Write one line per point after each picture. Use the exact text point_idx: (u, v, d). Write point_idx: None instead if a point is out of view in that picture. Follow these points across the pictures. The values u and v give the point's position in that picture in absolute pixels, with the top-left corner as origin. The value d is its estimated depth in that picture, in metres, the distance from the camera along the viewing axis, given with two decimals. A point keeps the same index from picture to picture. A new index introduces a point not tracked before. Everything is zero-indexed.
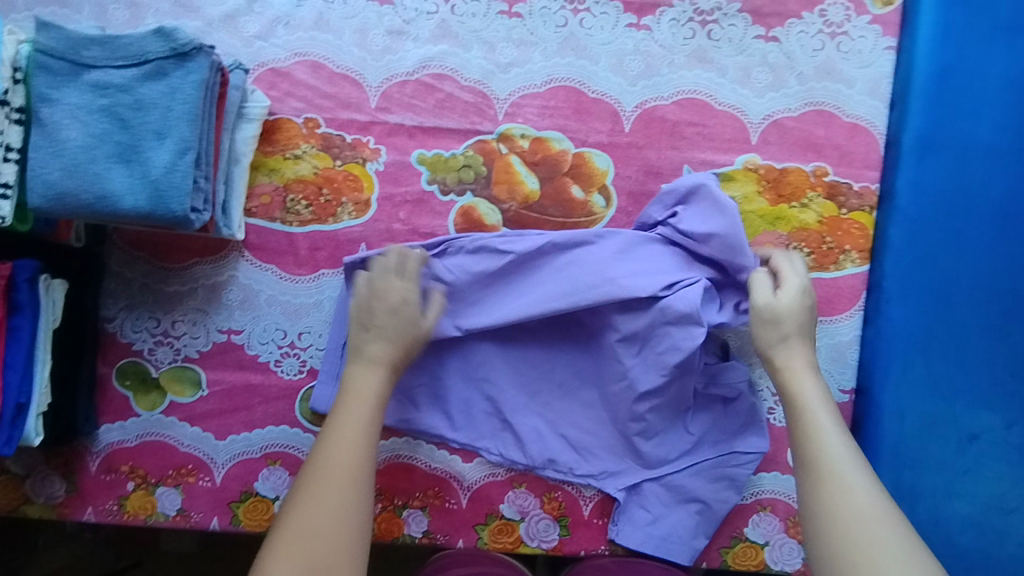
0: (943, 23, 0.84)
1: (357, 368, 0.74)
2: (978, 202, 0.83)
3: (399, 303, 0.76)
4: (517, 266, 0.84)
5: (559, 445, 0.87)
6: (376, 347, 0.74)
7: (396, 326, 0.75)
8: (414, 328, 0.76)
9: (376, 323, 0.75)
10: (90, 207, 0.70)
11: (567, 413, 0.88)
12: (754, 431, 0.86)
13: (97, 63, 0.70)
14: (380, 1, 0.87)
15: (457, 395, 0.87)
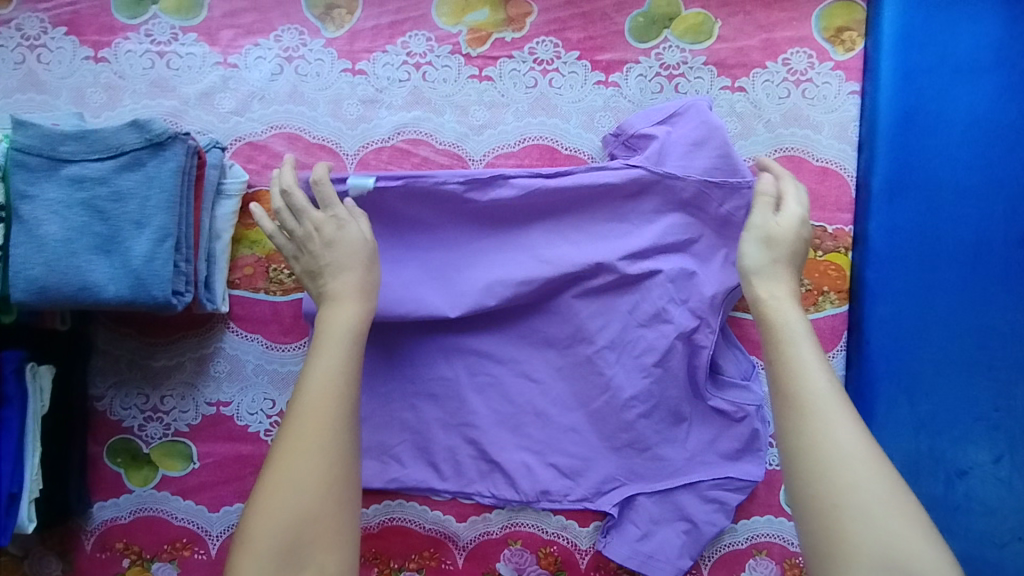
0: (905, 69, 0.85)
1: (326, 308, 0.68)
2: (950, 241, 0.85)
3: (335, 234, 0.70)
4: (478, 211, 0.82)
5: (549, 474, 0.86)
6: (336, 282, 0.69)
7: (343, 253, 0.70)
8: (360, 248, 0.70)
9: (323, 261, 0.70)
10: (72, 298, 0.71)
11: (554, 440, 0.85)
12: (749, 457, 0.85)
13: (74, 157, 0.71)
14: (353, 72, 0.88)
15: (441, 445, 0.86)
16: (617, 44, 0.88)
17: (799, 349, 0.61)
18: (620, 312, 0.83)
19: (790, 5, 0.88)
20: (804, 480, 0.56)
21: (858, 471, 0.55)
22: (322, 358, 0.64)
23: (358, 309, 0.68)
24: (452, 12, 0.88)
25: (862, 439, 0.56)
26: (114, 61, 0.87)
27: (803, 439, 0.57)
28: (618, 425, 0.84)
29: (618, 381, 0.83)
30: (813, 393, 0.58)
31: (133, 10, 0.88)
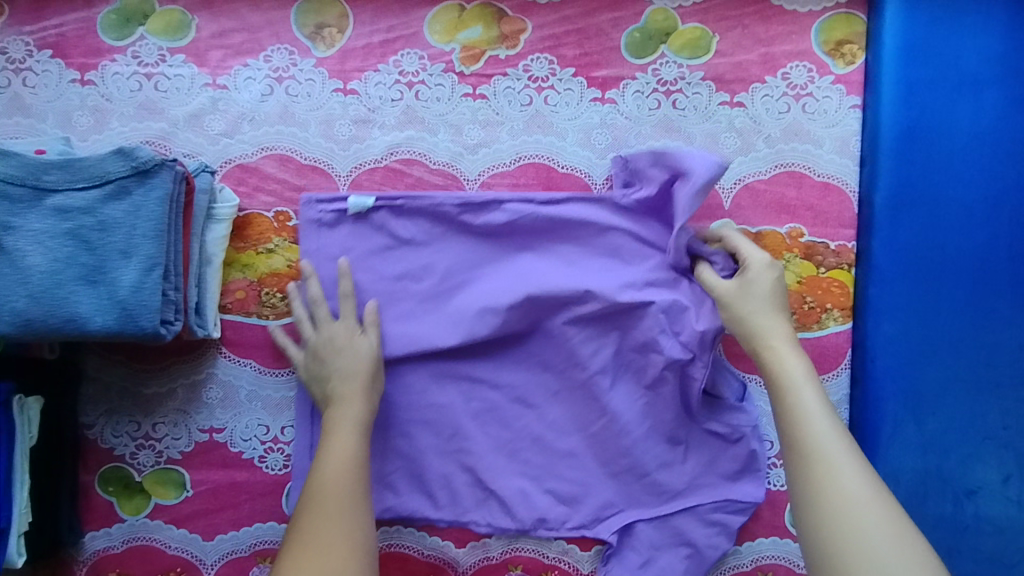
0: (907, 82, 0.84)
1: (334, 410, 0.76)
2: (955, 258, 0.83)
3: (344, 343, 0.79)
4: (471, 235, 0.84)
5: (546, 501, 0.84)
6: (341, 387, 0.77)
7: (348, 361, 0.79)
8: (364, 354, 0.79)
9: (330, 367, 0.79)
10: (58, 330, 0.69)
11: (551, 466, 0.84)
12: (748, 478, 0.84)
13: (59, 187, 0.69)
14: (344, 92, 0.86)
15: (436, 472, 0.84)
16: (613, 60, 0.87)
17: (801, 400, 0.65)
18: (612, 339, 0.82)
19: (790, 18, 0.87)
20: (809, 531, 0.58)
21: (860, 512, 0.57)
22: (340, 435, 0.74)
23: (370, 400, 0.78)
24: (445, 30, 0.87)
25: (861, 479, 0.59)
26: (101, 84, 0.86)
27: (805, 490, 0.60)
28: (616, 450, 0.84)
29: (614, 407, 0.83)
30: (814, 444, 0.62)
31: (120, 31, 0.86)
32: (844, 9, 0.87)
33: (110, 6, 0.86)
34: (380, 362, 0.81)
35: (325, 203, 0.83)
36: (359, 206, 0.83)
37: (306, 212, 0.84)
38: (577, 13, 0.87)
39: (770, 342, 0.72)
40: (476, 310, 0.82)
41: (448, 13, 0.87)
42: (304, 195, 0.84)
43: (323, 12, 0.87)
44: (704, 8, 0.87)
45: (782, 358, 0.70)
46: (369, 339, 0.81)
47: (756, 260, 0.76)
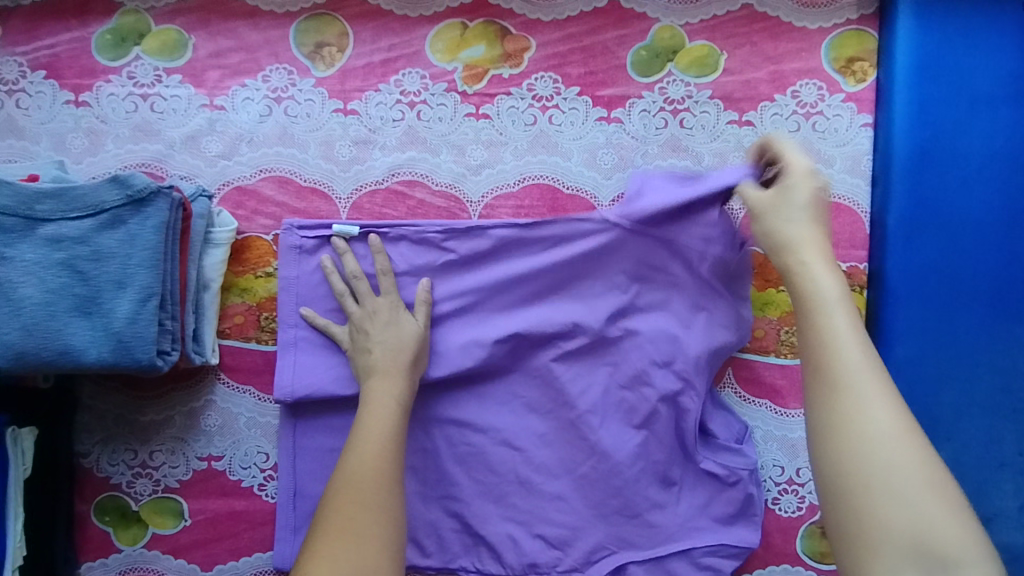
0: (920, 101, 0.82)
1: (374, 381, 0.73)
2: (970, 280, 0.81)
3: (389, 318, 0.77)
4: (458, 265, 0.81)
5: (537, 546, 0.82)
6: (384, 359, 0.74)
7: (394, 336, 0.76)
8: (410, 333, 0.76)
9: (375, 339, 0.76)
10: (52, 363, 0.67)
11: (538, 510, 0.82)
12: (744, 520, 0.82)
13: (51, 217, 0.67)
14: (344, 112, 0.85)
15: (423, 518, 0.83)
16: (619, 78, 0.85)
17: (830, 319, 0.55)
18: (602, 375, 0.82)
19: (800, 35, 0.85)
20: (826, 465, 0.50)
21: (887, 449, 0.48)
22: (375, 414, 0.69)
23: (405, 371, 0.74)
24: (446, 49, 0.85)
25: (891, 410, 0.50)
26: (96, 105, 0.84)
27: (826, 422, 0.51)
28: (608, 490, 0.81)
29: (606, 444, 0.81)
30: (843, 370, 0.52)
31: (115, 52, 0.84)
32: (855, 25, 0.85)
33: (105, 26, 0.85)
34: (425, 340, 0.78)
35: (306, 230, 0.81)
36: (344, 233, 0.80)
37: (286, 238, 0.81)
38: (582, 31, 0.85)
39: (800, 252, 0.61)
40: (478, 336, 0.80)
41: (450, 31, 0.85)
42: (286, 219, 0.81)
43: (322, 30, 0.85)
44: (712, 26, 0.85)
45: (809, 271, 0.59)
46: (418, 321, 0.78)
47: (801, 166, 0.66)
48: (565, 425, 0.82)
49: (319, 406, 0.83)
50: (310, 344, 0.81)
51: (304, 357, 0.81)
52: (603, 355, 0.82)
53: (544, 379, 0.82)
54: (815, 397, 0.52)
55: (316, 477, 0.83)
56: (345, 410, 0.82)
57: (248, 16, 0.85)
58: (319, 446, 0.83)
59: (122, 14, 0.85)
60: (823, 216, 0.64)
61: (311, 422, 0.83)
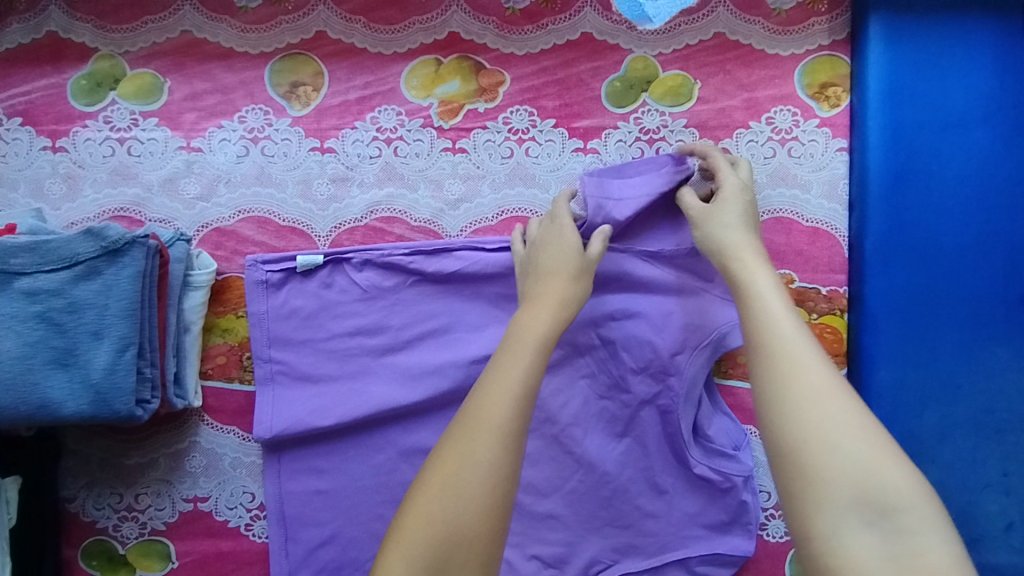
0: (893, 125, 0.82)
1: (528, 308, 0.67)
2: (949, 301, 0.82)
3: (557, 238, 0.74)
4: (427, 282, 0.82)
5: (532, 567, 0.82)
6: (547, 286, 0.70)
7: (557, 257, 0.72)
8: (582, 258, 0.73)
9: (540, 264, 0.73)
10: (30, 417, 0.67)
11: (531, 531, 0.82)
12: (738, 530, 0.82)
13: (26, 270, 0.68)
14: (321, 150, 0.85)
15: None
16: (594, 110, 0.85)
17: (764, 307, 0.60)
18: (581, 388, 0.83)
19: (772, 62, 0.85)
20: (771, 431, 0.51)
21: (823, 407, 0.50)
22: (516, 348, 0.60)
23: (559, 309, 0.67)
24: (422, 85, 0.85)
25: (826, 375, 0.52)
26: (72, 150, 0.84)
27: (771, 392, 0.52)
28: (597, 502, 0.82)
29: (591, 454, 0.82)
30: (785, 350, 0.54)
31: (91, 97, 0.85)
32: (827, 51, 0.85)
33: (80, 72, 0.85)
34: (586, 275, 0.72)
35: (271, 264, 0.82)
36: (308, 264, 0.81)
37: (251, 274, 0.82)
38: (556, 64, 0.85)
39: (740, 259, 0.68)
40: (461, 369, 0.80)
41: (425, 67, 0.85)
42: (248, 257, 0.81)
43: (297, 70, 0.85)
44: (685, 55, 0.85)
45: (749, 271, 0.65)
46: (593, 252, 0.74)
47: (731, 182, 0.75)
48: (548, 440, 0.83)
49: (302, 444, 0.83)
50: (287, 380, 0.82)
51: (286, 393, 0.82)
52: (578, 369, 0.83)
53: None
54: (758, 368, 0.55)
55: (303, 515, 0.82)
56: (328, 445, 0.82)
57: (222, 58, 0.85)
58: (305, 484, 0.82)
59: (97, 59, 0.85)
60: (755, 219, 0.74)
61: (295, 458, 0.83)
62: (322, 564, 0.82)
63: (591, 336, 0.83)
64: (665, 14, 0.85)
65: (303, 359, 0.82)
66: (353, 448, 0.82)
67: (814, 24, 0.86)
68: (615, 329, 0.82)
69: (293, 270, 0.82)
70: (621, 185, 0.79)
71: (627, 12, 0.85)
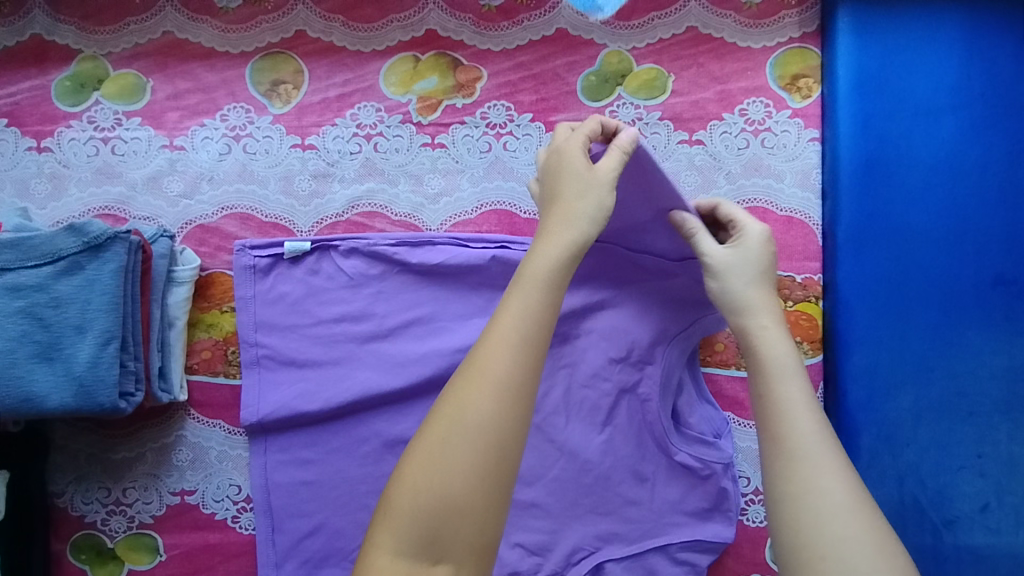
0: (863, 115, 0.83)
1: (535, 247, 0.59)
2: (921, 288, 0.83)
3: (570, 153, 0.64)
4: (411, 272, 0.83)
5: (517, 554, 0.83)
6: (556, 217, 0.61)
7: (571, 178, 0.63)
8: (590, 174, 0.63)
9: (552, 187, 0.63)
10: (15, 409, 0.69)
11: (515, 519, 0.83)
12: (719, 516, 0.83)
13: (10, 266, 0.69)
14: (302, 147, 0.86)
15: None
16: (570, 103, 0.87)
17: (785, 387, 0.57)
18: (562, 377, 0.84)
19: (744, 54, 0.87)
20: (787, 539, 0.51)
21: (843, 522, 0.50)
22: (517, 297, 0.55)
23: (571, 240, 0.59)
24: (400, 81, 0.87)
25: (845, 485, 0.52)
26: (57, 150, 0.86)
27: (793, 500, 0.52)
28: (580, 490, 0.83)
29: (574, 443, 0.83)
30: (805, 454, 0.53)
31: (75, 97, 0.86)
32: (798, 43, 0.87)
33: (64, 73, 0.87)
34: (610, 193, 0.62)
35: (259, 250, 0.83)
36: (296, 250, 0.82)
37: (239, 258, 0.83)
38: (532, 59, 0.87)
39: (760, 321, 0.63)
40: (442, 360, 0.81)
41: (403, 64, 0.87)
42: (237, 242, 0.83)
43: (277, 69, 0.87)
44: (658, 49, 0.87)
45: (766, 339, 0.61)
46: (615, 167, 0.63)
47: (754, 231, 0.68)
48: (530, 430, 0.83)
49: (288, 436, 0.84)
50: (273, 373, 0.83)
51: (270, 385, 0.83)
52: (561, 358, 0.84)
53: None
54: (775, 473, 0.53)
55: (291, 505, 0.83)
56: (313, 435, 0.83)
57: (204, 57, 0.87)
58: (290, 474, 0.83)
59: (81, 60, 0.87)
60: (770, 277, 0.66)
61: (281, 447, 0.84)
62: (309, 554, 0.83)
63: (574, 327, 0.84)
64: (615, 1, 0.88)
65: (288, 341, 0.83)
66: (338, 439, 0.83)
67: (785, 17, 0.87)
68: (595, 319, 0.84)
69: (281, 256, 0.83)
70: None
71: (577, 3, 0.87)
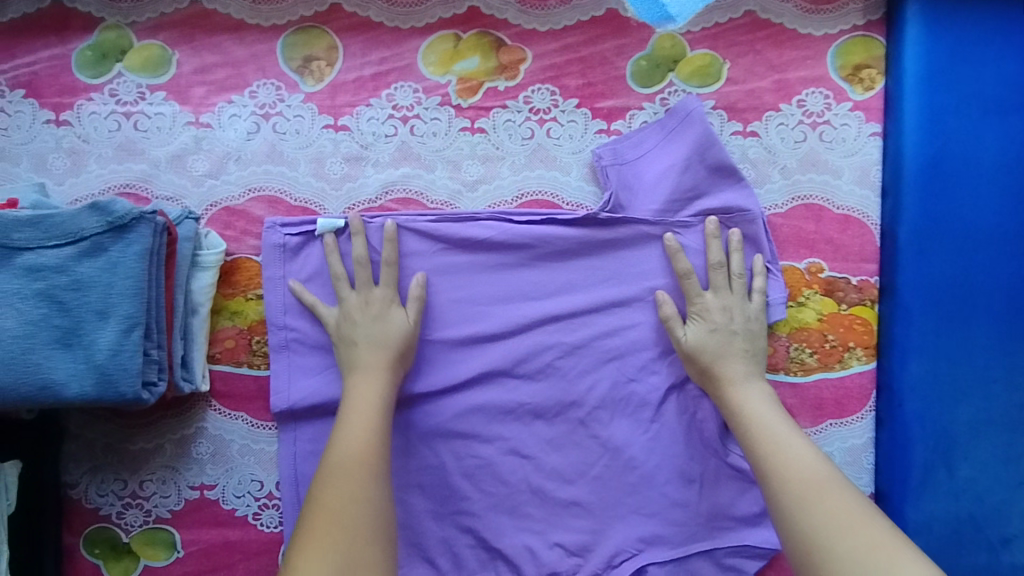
0: (930, 109, 0.79)
1: (355, 379, 0.73)
2: (985, 294, 0.79)
3: (378, 311, 0.75)
4: (454, 249, 0.79)
5: (556, 555, 0.78)
6: (369, 355, 0.74)
7: (381, 331, 0.74)
8: (397, 333, 0.75)
9: (360, 334, 0.75)
10: (32, 398, 0.65)
11: (553, 518, 0.79)
12: (767, 522, 0.79)
13: (29, 245, 0.65)
14: (335, 128, 0.82)
15: (434, 536, 0.79)
16: (619, 89, 0.82)
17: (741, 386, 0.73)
18: (609, 370, 0.79)
19: (804, 42, 0.82)
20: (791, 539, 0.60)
21: (827, 499, 0.61)
22: (353, 414, 0.70)
23: (390, 369, 0.74)
24: (440, 61, 0.82)
25: (813, 458, 0.65)
26: (77, 124, 0.81)
27: (790, 499, 0.62)
28: (622, 488, 0.79)
29: (618, 439, 0.79)
30: (789, 466, 0.65)
31: (96, 68, 0.82)
32: (861, 31, 0.82)
33: (85, 42, 0.82)
34: (411, 346, 0.76)
35: (291, 227, 0.79)
36: (329, 227, 0.78)
37: (268, 236, 0.79)
38: (580, 41, 0.82)
39: (725, 369, 0.74)
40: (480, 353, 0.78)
41: (443, 43, 0.82)
42: (267, 219, 0.78)
43: (310, 44, 0.82)
44: (714, 34, 0.82)
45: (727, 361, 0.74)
46: (416, 322, 0.76)
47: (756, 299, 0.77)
48: (574, 424, 0.79)
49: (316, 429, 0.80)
50: (302, 364, 0.79)
51: (297, 376, 0.79)
52: (606, 350, 0.79)
53: (549, 391, 0.79)
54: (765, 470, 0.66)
55: None
56: None
57: (233, 30, 0.82)
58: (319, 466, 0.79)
59: (103, 29, 0.82)
60: (756, 333, 0.76)
61: (310, 434, 0.80)
62: None
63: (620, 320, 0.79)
64: (688, 11, 0.82)
65: (319, 328, 0.79)
66: None
67: (848, 3, 0.82)
68: (642, 316, 0.79)
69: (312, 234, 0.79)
70: (682, 175, 0.78)
71: (647, 15, 0.82)
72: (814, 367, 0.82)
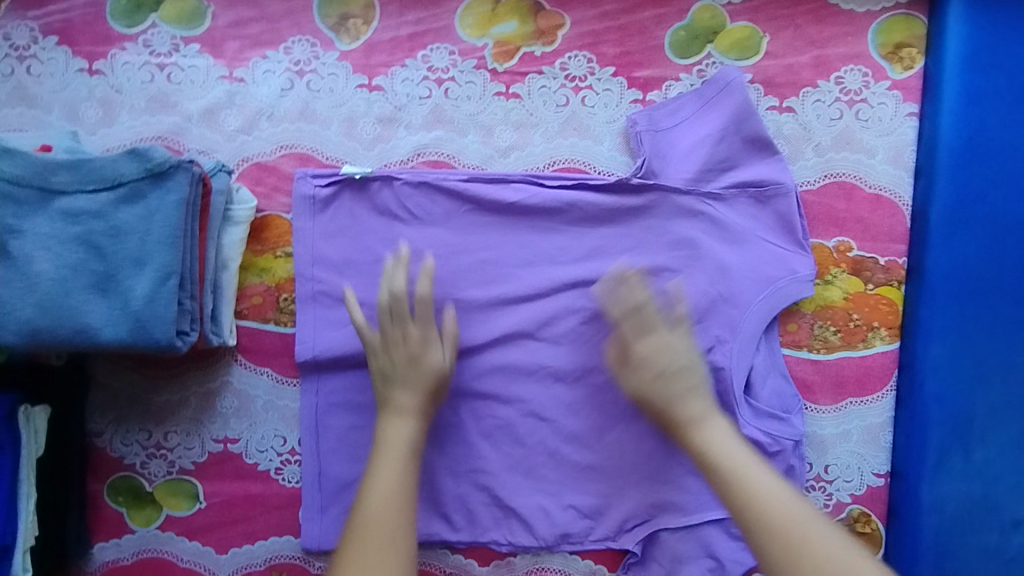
0: (969, 92, 0.78)
1: (388, 420, 0.72)
2: (1012, 280, 0.79)
3: (414, 345, 0.74)
4: (481, 213, 0.79)
5: (568, 516, 0.80)
6: (405, 397, 0.72)
7: (415, 373, 0.73)
8: (425, 368, 0.73)
9: (395, 369, 0.73)
10: (68, 342, 0.65)
11: (569, 480, 0.80)
12: None
13: (67, 189, 0.65)
14: (369, 88, 0.81)
15: (452, 494, 0.80)
16: (656, 59, 0.82)
17: (698, 427, 0.69)
18: None
19: (845, 18, 0.82)
20: None
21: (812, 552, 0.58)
22: (385, 461, 0.69)
23: (422, 390, 0.73)
24: (477, 24, 0.82)
25: (786, 498, 0.63)
26: (110, 74, 0.81)
27: (778, 551, 0.59)
28: (639, 453, 0.80)
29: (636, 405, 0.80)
30: (772, 514, 0.61)
31: (130, 18, 0.81)
32: (903, 9, 0.82)
33: None
34: (443, 383, 0.74)
35: (321, 179, 0.79)
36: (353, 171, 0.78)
37: (299, 187, 0.79)
38: (619, 9, 0.82)
39: (679, 414, 0.70)
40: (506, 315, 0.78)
41: (481, 5, 0.82)
42: (297, 170, 0.78)
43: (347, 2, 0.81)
44: (754, 7, 0.81)
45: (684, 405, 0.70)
46: (447, 354, 0.75)
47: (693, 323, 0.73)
48: (593, 390, 0.80)
49: (339, 385, 0.80)
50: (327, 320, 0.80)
51: (324, 333, 0.79)
52: None
53: (573, 358, 0.79)
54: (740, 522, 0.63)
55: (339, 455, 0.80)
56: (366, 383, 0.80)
57: None
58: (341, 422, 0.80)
59: None
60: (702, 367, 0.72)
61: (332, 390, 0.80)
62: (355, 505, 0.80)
63: None
64: None
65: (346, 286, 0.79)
66: None
67: None
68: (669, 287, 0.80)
69: (343, 189, 0.79)
70: (717, 145, 0.78)
71: None
72: (838, 346, 0.82)
